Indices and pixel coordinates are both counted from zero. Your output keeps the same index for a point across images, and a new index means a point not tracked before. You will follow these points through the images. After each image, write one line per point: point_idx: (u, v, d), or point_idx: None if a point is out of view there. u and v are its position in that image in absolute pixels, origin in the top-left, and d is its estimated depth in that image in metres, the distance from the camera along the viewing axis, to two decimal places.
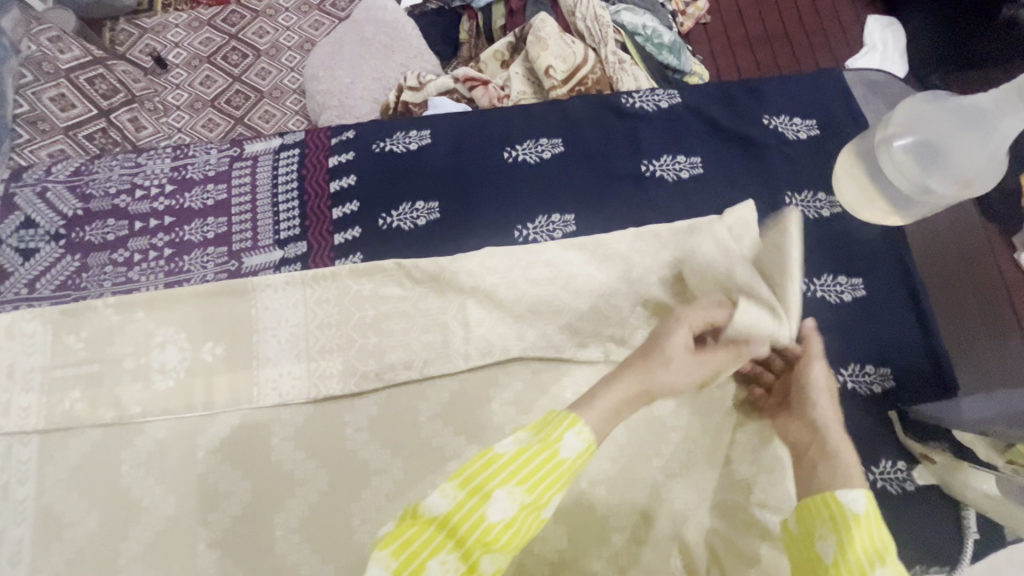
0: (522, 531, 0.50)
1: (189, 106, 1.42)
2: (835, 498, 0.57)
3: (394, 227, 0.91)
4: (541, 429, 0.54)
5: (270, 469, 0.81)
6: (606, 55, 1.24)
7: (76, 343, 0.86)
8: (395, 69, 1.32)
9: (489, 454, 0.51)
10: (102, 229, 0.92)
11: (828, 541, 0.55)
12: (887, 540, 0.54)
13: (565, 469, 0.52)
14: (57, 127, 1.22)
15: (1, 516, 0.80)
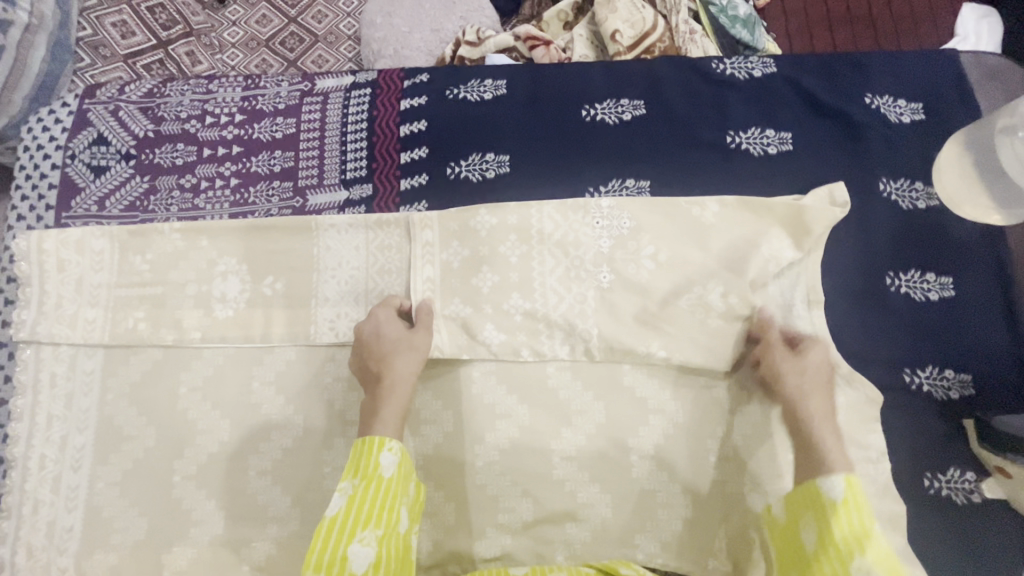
0: (391, 558, 0.63)
1: (244, 45, 1.33)
2: (818, 485, 0.63)
3: (462, 177, 0.88)
4: (359, 470, 0.66)
5: (322, 407, 0.82)
6: (677, 24, 1.16)
7: (142, 265, 0.87)
8: (454, 22, 1.25)
9: (326, 521, 0.63)
10: (170, 152, 0.92)
11: (811, 532, 0.62)
12: (868, 523, 0.59)
13: (389, 485, 0.66)
14: (117, 54, 1.26)
15: (67, 423, 0.83)
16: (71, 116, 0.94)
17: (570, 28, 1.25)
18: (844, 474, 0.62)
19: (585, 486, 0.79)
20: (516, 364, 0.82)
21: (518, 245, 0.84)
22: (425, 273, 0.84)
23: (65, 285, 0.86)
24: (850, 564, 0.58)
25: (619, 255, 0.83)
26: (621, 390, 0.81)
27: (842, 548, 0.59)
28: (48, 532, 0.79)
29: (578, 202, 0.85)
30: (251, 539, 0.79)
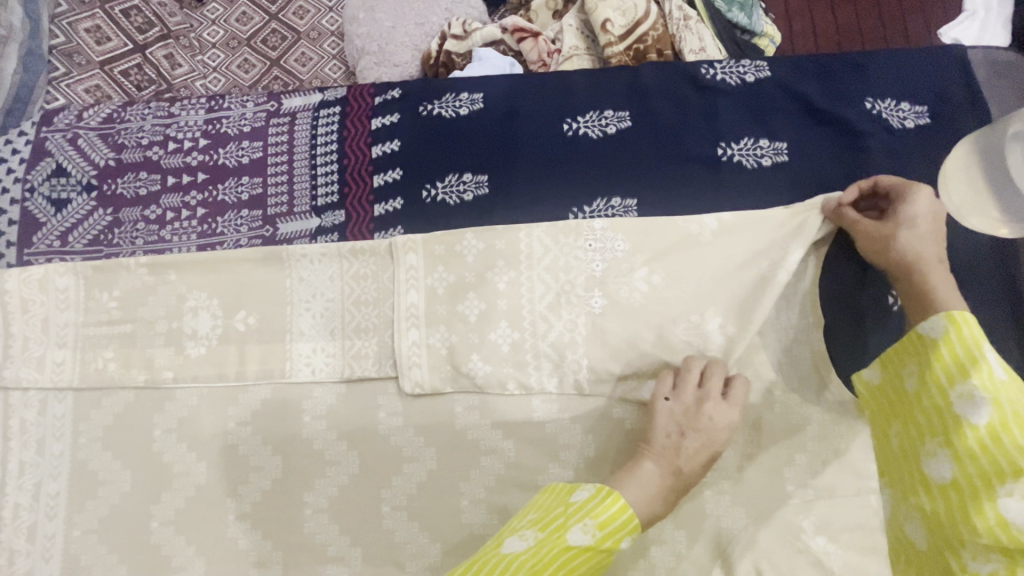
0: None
1: (223, 44, 1.20)
2: (918, 333, 0.62)
3: (440, 200, 0.84)
4: (606, 527, 0.66)
5: (301, 447, 0.79)
6: (670, 10, 1.06)
7: (110, 302, 0.83)
8: (440, 15, 1.13)
9: (513, 543, 0.66)
10: (134, 182, 0.87)
11: (912, 375, 0.62)
12: (975, 351, 0.57)
13: (600, 553, 0.66)
14: (92, 60, 1.10)
15: (38, 470, 0.80)
16: (28, 145, 0.89)
17: (561, 16, 1.16)
18: (945, 315, 0.60)
19: None
20: (501, 398, 0.79)
21: (505, 270, 0.80)
22: (409, 299, 0.81)
23: (31, 327, 0.83)
24: (954, 393, 0.57)
25: (609, 277, 0.79)
26: (610, 421, 0.78)
27: (942, 423, 0.58)
28: None
29: (567, 223, 0.80)
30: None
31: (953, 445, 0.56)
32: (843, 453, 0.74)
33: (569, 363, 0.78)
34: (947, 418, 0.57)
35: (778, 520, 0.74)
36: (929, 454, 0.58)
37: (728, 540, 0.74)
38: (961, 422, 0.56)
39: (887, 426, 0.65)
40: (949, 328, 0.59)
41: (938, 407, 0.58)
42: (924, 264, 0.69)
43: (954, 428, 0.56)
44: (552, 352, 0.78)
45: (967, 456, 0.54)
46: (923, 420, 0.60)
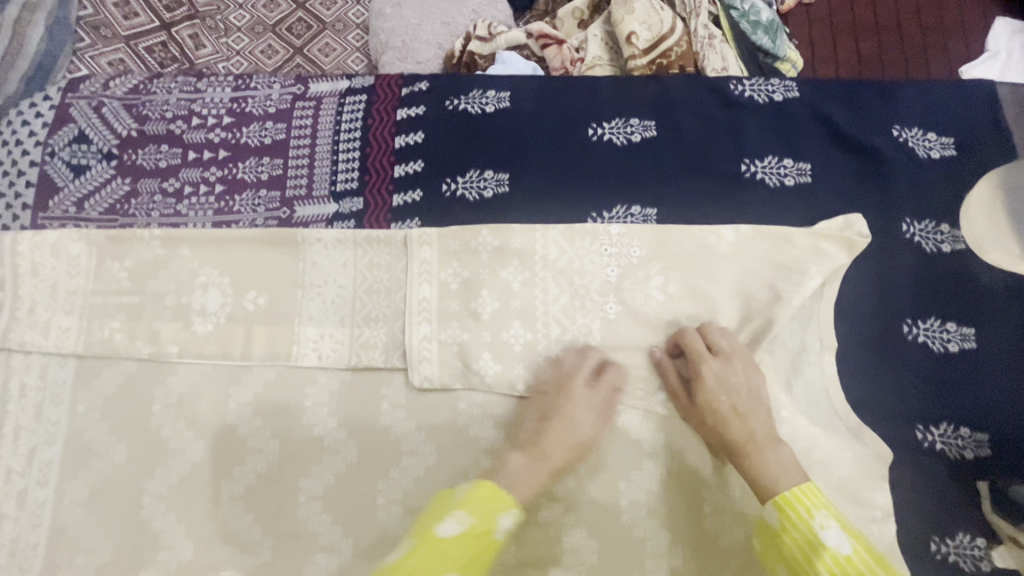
0: None
1: (249, 28, 1.18)
2: (765, 522, 0.66)
3: (458, 195, 0.83)
4: (471, 507, 0.66)
5: (301, 432, 0.78)
6: (696, 28, 1.07)
7: (120, 272, 0.83)
8: (466, 16, 1.13)
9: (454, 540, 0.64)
10: (154, 154, 0.87)
11: (772, 509, 0.65)
12: (811, 535, 0.62)
13: (482, 533, 0.65)
14: (119, 35, 1.12)
15: (34, 435, 0.79)
16: (53, 110, 0.89)
17: (587, 26, 1.16)
18: (776, 497, 0.65)
19: (571, 530, 0.75)
20: (507, 398, 0.78)
21: (521, 271, 0.80)
22: (421, 292, 0.81)
23: (38, 291, 0.82)
24: (814, 522, 0.62)
25: (626, 285, 0.79)
26: (613, 430, 0.77)
27: (801, 553, 0.62)
28: (12, 548, 0.76)
29: (585, 227, 0.80)
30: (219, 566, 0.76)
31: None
32: (849, 480, 0.73)
33: (576, 370, 0.77)
34: (808, 544, 0.62)
35: None
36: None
37: (725, 558, 0.73)
38: (822, 548, 0.61)
39: (775, 562, 0.65)
40: (789, 497, 0.65)
41: (806, 538, 0.62)
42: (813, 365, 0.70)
43: (812, 552, 0.61)
44: (563, 356, 0.78)
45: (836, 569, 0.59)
46: (789, 552, 0.63)
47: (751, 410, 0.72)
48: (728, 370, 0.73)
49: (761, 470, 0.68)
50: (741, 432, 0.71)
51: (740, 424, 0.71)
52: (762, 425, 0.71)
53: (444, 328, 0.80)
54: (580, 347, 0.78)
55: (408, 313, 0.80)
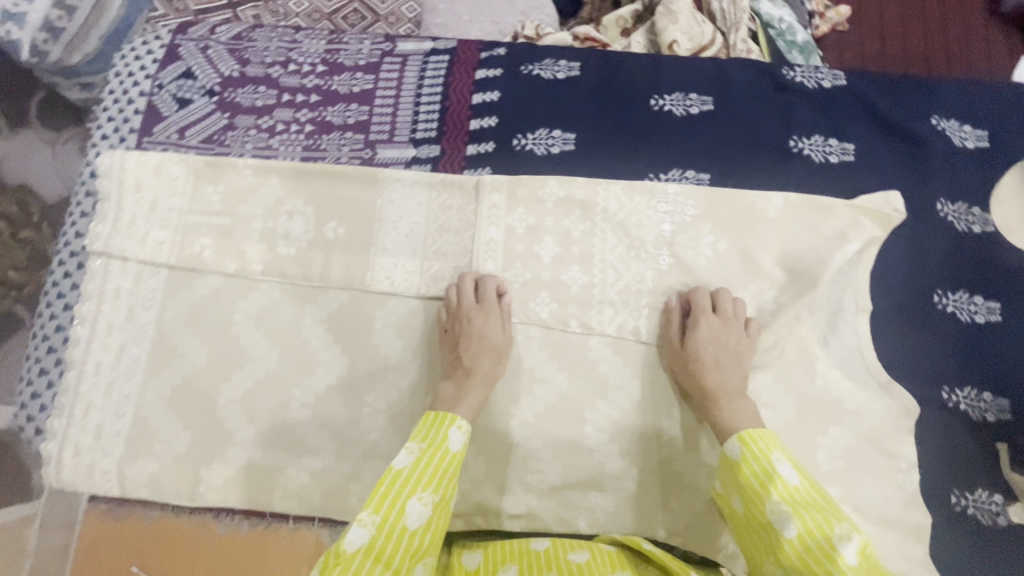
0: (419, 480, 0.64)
1: (307, 15, 1.26)
2: (725, 454, 0.69)
3: (528, 149, 0.91)
4: (429, 438, 0.68)
5: (369, 350, 0.85)
6: (735, 42, 1.13)
7: (214, 195, 0.91)
8: (514, 17, 1.20)
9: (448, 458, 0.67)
10: (252, 93, 0.95)
11: (734, 447, 0.68)
12: (768, 468, 0.64)
13: (454, 461, 0.68)
14: (187, 9, 1.23)
15: (125, 333, 0.86)
16: (162, 49, 0.98)
17: (629, 34, 1.23)
18: (738, 436, 0.68)
19: (614, 459, 0.80)
20: (560, 335, 0.84)
21: (581, 220, 0.87)
22: (488, 234, 0.88)
23: (139, 205, 0.90)
24: (771, 455, 0.65)
25: (679, 240, 0.86)
26: (659, 370, 0.83)
27: (757, 483, 0.64)
28: (96, 434, 0.83)
29: (644, 184, 0.87)
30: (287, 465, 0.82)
31: (790, 504, 0.60)
32: (876, 431, 0.79)
33: (627, 314, 0.84)
34: (765, 474, 0.64)
35: None
36: (773, 512, 0.61)
37: None
38: (777, 477, 0.63)
39: (731, 495, 0.68)
40: (751, 435, 0.67)
41: (762, 470, 0.64)
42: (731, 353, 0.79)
43: (768, 480, 0.63)
44: (616, 300, 0.84)
45: (789, 496, 0.61)
46: (747, 482, 0.65)
47: (733, 365, 0.78)
48: (722, 330, 0.79)
49: (724, 415, 0.74)
50: (716, 381, 0.77)
51: (718, 375, 0.77)
52: (734, 380, 0.77)
53: (507, 268, 0.86)
54: (632, 293, 0.84)
55: (473, 252, 0.87)
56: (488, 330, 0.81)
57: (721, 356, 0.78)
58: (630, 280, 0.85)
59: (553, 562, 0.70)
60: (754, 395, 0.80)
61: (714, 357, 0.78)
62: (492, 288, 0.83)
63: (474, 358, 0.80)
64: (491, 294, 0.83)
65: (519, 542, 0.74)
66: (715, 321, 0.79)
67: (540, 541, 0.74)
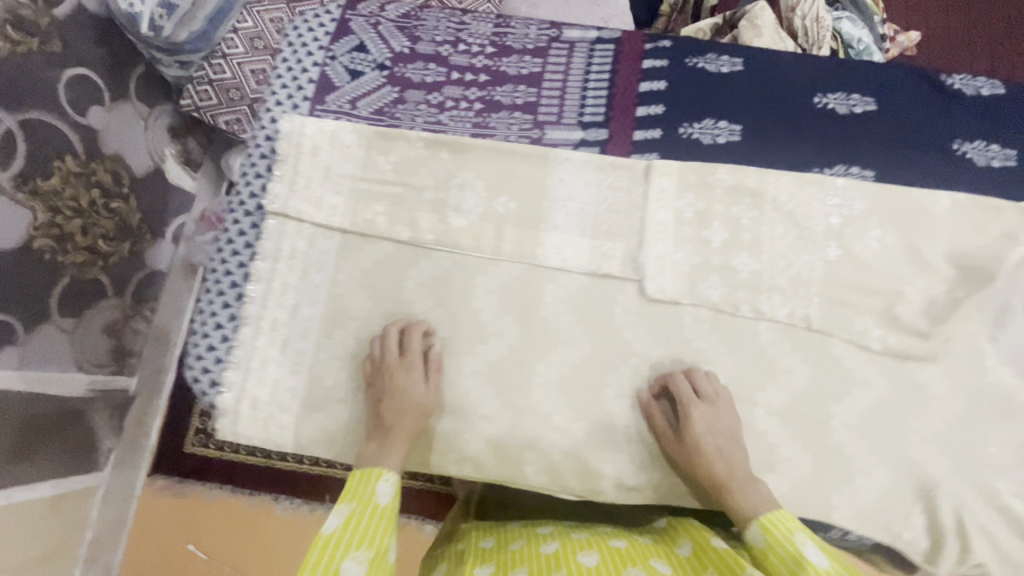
0: (352, 539, 0.65)
1: None
2: (751, 544, 0.66)
3: (694, 138, 0.93)
4: (355, 494, 0.70)
5: (540, 323, 0.87)
6: None
7: (385, 165, 0.93)
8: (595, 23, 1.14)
9: (376, 507, 0.69)
10: (422, 70, 0.98)
11: (756, 532, 0.66)
12: (795, 550, 0.60)
13: (386, 514, 0.69)
14: None
15: (299, 293, 0.88)
16: (333, 22, 1.00)
17: None
18: (758, 521, 0.66)
19: (786, 442, 0.82)
20: (728, 319, 0.86)
21: (750, 209, 0.89)
22: (658, 217, 0.89)
23: (314, 170, 0.92)
24: (796, 538, 0.61)
25: (846, 232, 0.88)
26: (829, 358, 0.84)
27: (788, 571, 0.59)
28: (273, 389, 0.84)
29: (813, 177, 0.89)
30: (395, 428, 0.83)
31: None
32: None
33: (797, 302, 0.86)
34: (792, 563, 0.60)
35: (978, 477, 0.80)
36: None
37: (930, 486, 0.80)
38: (804, 561, 0.59)
39: None
40: (773, 519, 0.65)
41: (787, 553, 0.60)
42: (728, 438, 0.78)
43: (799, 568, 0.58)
44: (788, 288, 0.86)
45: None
46: (777, 570, 0.61)
47: (735, 450, 0.78)
48: (712, 415, 0.79)
49: (742, 504, 0.71)
50: (723, 470, 0.75)
51: (724, 462, 0.76)
52: (743, 465, 0.76)
53: (677, 253, 0.88)
54: (802, 282, 0.86)
55: (643, 235, 0.89)
56: (409, 388, 0.81)
57: (720, 444, 0.78)
58: (798, 269, 0.87)
59: (563, 562, 0.72)
60: (923, 386, 0.82)
61: (713, 446, 0.77)
62: (417, 334, 0.84)
63: (416, 420, 0.80)
64: (709, 389, 0.81)
65: (530, 547, 0.78)
66: (702, 407, 0.79)
67: (550, 544, 0.77)
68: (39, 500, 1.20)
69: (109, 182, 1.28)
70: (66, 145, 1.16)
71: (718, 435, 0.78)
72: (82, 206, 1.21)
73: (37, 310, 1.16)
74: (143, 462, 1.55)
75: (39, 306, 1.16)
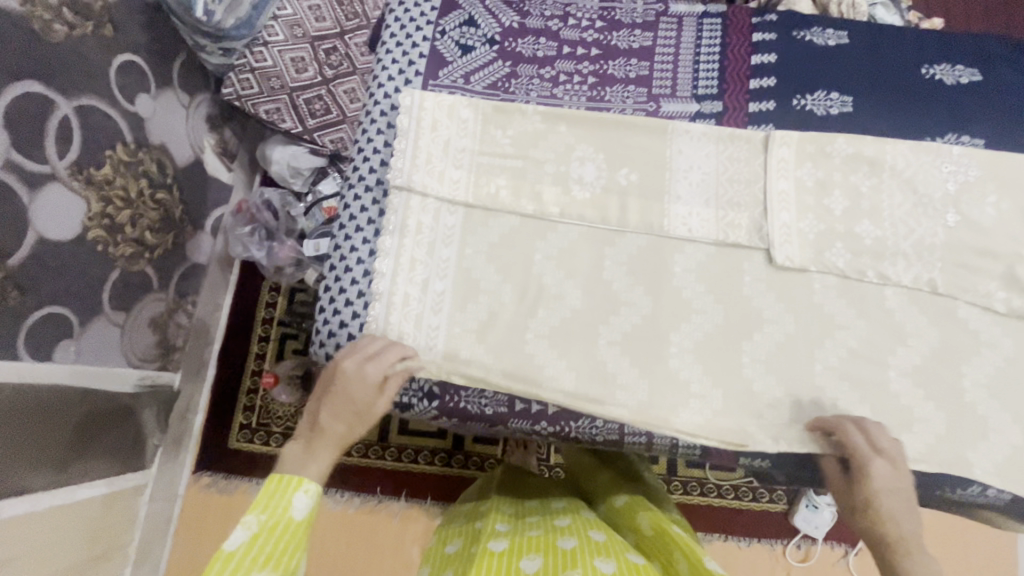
0: (263, 550, 0.60)
1: None
2: None
3: (808, 109, 0.95)
4: (269, 506, 0.64)
5: (671, 292, 0.87)
6: None
7: (503, 139, 0.92)
8: None
9: (293, 520, 0.64)
10: (533, 44, 0.98)
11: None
12: None
13: (299, 529, 0.64)
14: (308, 34, 1.37)
15: (427, 268, 0.87)
16: None
17: None
18: None
19: (920, 402, 0.84)
20: (854, 285, 0.88)
21: (869, 177, 0.90)
22: (779, 186, 0.90)
23: (435, 145, 0.91)
24: None
25: (964, 198, 0.89)
26: (954, 320, 0.87)
27: None
28: None
29: (930, 145, 0.91)
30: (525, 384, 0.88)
31: None
32: None
33: (920, 269, 0.87)
34: None
35: None
36: None
37: None
38: None
39: None
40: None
41: None
42: (899, 498, 0.71)
43: None
44: (911, 255, 0.88)
45: None
46: None
47: (909, 511, 0.71)
48: (891, 474, 0.72)
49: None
50: (892, 530, 0.69)
51: (896, 524, 0.70)
52: (918, 532, 0.69)
53: (799, 223, 0.89)
54: (926, 249, 0.88)
55: (765, 205, 0.90)
56: (355, 389, 0.74)
57: (899, 506, 0.71)
58: (920, 236, 0.88)
59: (579, 561, 0.70)
60: None
61: (889, 507, 0.71)
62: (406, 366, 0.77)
63: (331, 420, 0.73)
64: (886, 441, 0.75)
65: (548, 538, 0.78)
66: (883, 464, 0.73)
67: (569, 541, 0.76)
68: (98, 496, 1.20)
69: (155, 173, 1.24)
70: (116, 134, 1.13)
71: (892, 488, 0.72)
72: (130, 197, 1.18)
73: (91, 303, 1.13)
74: (187, 456, 1.52)
75: (93, 298, 1.13)
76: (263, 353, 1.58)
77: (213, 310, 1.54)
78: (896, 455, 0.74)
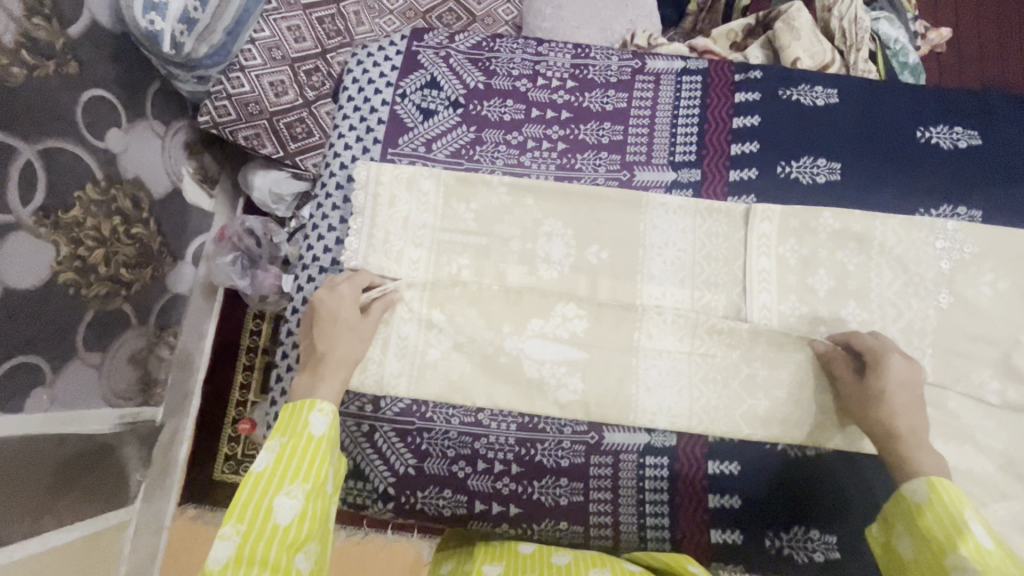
0: (290, 465, 0.63)
1: (402, 13, 1.33)
2: (904, 495, 0.65)
3: (793, 177, 0.88)
4: (288, 429, 0.66)
5: (642, 380, 0.82)
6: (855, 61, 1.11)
7: (466, 213, 0.87)
8: (622, 25, 1.19)
9: (312, 438, 0.66)
10: (499, 107, 0.92)
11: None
12: (956, 519, 0.59)
13: (321, 445, 0.66)
14: (287, 56, 1.27)
15: (383, 355, 0.83)
16: (399, 55, 0.95)
17: (739, 48, 1.21)
18: (926, 479, 0.64)
19: None
20: None
21: (857, 254, 0.84)
22: (760, 264, 0.84)
23: (393, 222, 0.86)
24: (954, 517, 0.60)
25: (957, 279, 0.83)
26: (944, 412, 0.81)
27: (943, 533, 0.59)
28: None
29: (922, 220, 0.85)
30: (492, 459, 0.83)
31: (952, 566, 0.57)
32: None
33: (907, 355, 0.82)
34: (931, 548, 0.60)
35: None
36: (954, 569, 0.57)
37: None
38: (963, 528, 0.58)
39: None
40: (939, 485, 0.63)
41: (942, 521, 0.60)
42: (914, 398, 0.73)
43: None
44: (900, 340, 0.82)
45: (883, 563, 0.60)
46: (930, 530, 0.61)
47: (909, 408, 0.72)
48: (905, 375, 0.73)
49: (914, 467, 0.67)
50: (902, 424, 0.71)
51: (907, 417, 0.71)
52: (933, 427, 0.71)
53: (782, 303, 0.83)
54: (915, 333, 0.82)
55: (745, 285, 0.84)
56: (340, 310, 0.79)
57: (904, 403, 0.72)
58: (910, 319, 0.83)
59: None
60: None
61: (901, 404, 0.72)
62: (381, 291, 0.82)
63: (329, 344, 0.77)
64: (868, 339, 0.77)
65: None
66: (900, 359, 0.74)
67: None
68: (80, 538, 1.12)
69: (129, 209, 1.18)
70: (86, 173, 1.07)
71: (910, 390, 0.73)
72: (104, 236, 1.12)
73: (66, 349, 1.07)
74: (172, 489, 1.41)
75: (68, 343, 1.07)
76: (248, 383, 1.47)
77: (197, 339, 1.44)
78: (868, 346, 0.76)
